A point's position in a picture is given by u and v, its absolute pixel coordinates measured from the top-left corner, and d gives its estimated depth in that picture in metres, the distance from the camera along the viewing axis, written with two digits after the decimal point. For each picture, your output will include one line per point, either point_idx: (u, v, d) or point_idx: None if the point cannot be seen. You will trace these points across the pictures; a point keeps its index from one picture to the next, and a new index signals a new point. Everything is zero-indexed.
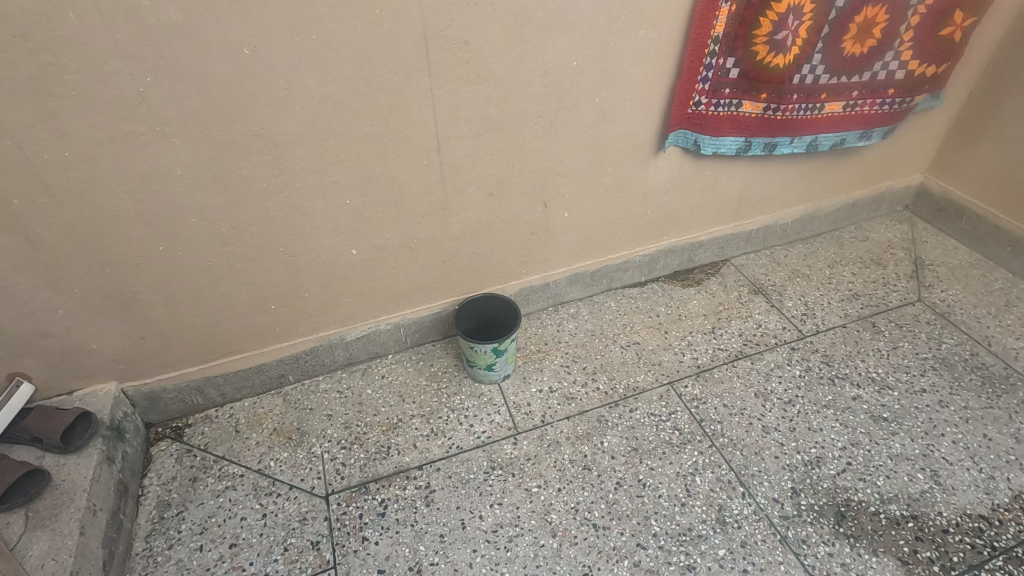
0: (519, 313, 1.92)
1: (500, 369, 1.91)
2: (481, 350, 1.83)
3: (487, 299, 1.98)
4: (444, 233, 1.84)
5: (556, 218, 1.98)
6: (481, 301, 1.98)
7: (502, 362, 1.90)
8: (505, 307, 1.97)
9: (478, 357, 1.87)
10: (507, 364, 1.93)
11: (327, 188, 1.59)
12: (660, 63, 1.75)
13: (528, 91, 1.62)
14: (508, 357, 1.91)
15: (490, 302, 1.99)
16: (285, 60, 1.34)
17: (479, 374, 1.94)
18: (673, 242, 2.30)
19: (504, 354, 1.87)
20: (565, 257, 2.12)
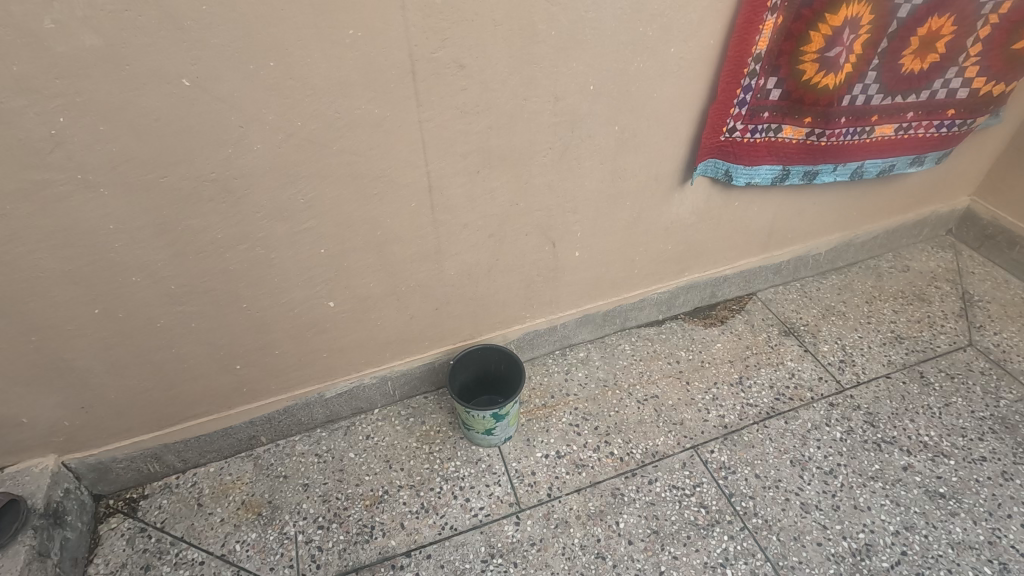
0: (523, 368, 1.68)
1: (500, 432, 1.69)
2: (478, 415, 1.60)
3: (487, 349, 1.73)
4: (437, 280, 1.59)
5: (566, 257, 1.72)
6: (481, 351, 1.73)
7: (504, 425, 1.67)
8: (508, 359, 1.72)
9: (475, 421, 1.64)
10: (509, 426, 1.70)
11: (297, 237, 1.33)
12: (690, 84, 1.48)
13: (536, 121, 1.37)
14: (510, 419, 1.68)
15: (491, 353, 1.74)
16: (236, 90, 1.08)
17: (477, 437, 1.71)
18: (695, 278, 2.05)
19: (506, 418, 1.65)
20: (575, 298, 1.87)
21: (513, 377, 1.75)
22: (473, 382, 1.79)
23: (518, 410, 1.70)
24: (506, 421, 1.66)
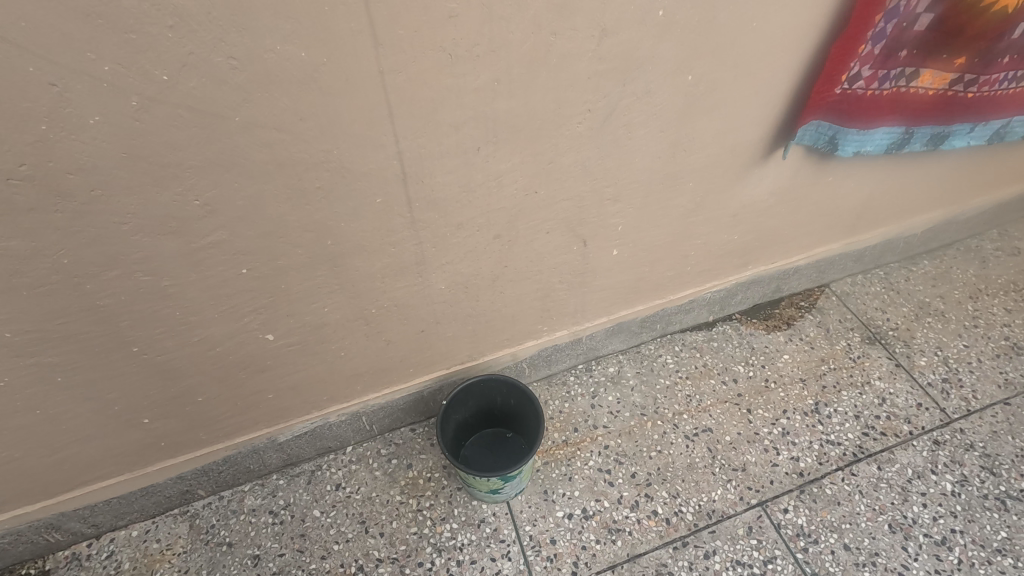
0: (540, 408, 1.26)
1: (510, 489, 1.29)
2: (484, 477, 1.19)
3: (491, 380, 1.31)
4: (421, 296, 1.13)
5: (599, 257, 1.26)
6: (482, 383, 1.32)
7: (515, 481, 1.27)
8: (519, 393, 1.31)
9: (476, 481, 1.23)
10: (522, 481, 1.30)
11: (201, 255, 0.87)
12: (803, 9, 0.96)
13: (569, 67, 0.87)
14: (524, 473, 1.28)
15: (497, 384, 1.32)
16: (32, 19, 0.58)
17: (478, 495, 1.31)
18: (758, 272, 1.59)
19: (517, 476, 1.24)
20: (607, 304, 1.43)
21: (525, 414, 1.34)
22: (473, 417, 1.39)
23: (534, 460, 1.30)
24: (518, 478, 1.26)
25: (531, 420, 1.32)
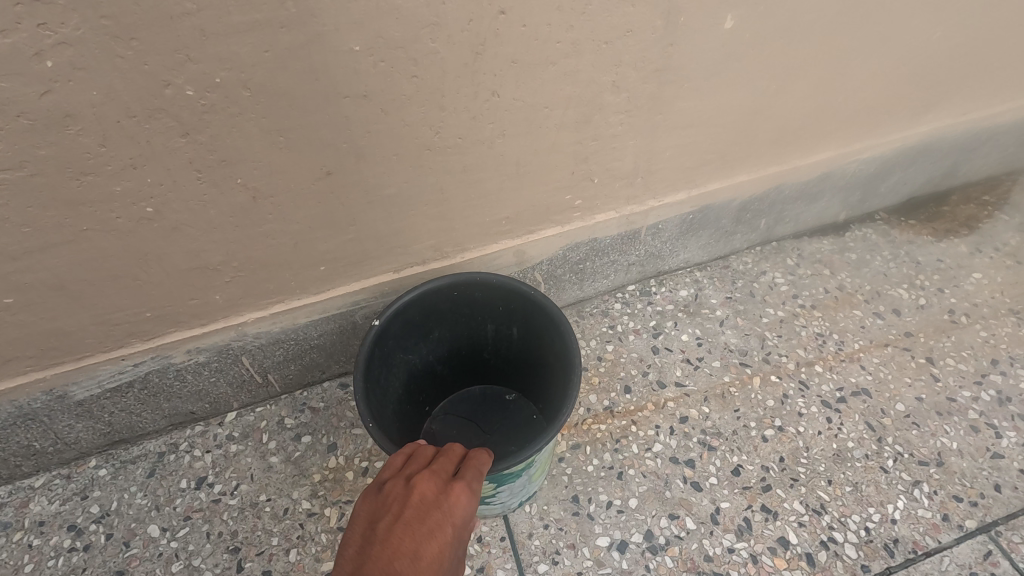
0: (569, 339, 0.62)
1: (509, 498, 0.66)
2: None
3: (475, 291, 0.67)
4: (304, 70, 0.49)
5: (695, 35, 0.62)
6: (457, 296, 0.68)
7: (519, 486, 0.64)
8: (528, 318, 0.68)
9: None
10: (531, 484, 0.67)
11: None
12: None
13: None
14: (536, 471, 0.65)
15: (487, 300, 0.69)
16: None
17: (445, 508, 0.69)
18: (937, 130, 0.94)
19: (528, 471, 0.62)
20: (688, 164, 0.79)
21: (541, 359, 0.71)
22: (443, 361, 0.77)
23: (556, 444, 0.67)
24: (525, 480, 0.64)
25: (553, 370, 0.68)
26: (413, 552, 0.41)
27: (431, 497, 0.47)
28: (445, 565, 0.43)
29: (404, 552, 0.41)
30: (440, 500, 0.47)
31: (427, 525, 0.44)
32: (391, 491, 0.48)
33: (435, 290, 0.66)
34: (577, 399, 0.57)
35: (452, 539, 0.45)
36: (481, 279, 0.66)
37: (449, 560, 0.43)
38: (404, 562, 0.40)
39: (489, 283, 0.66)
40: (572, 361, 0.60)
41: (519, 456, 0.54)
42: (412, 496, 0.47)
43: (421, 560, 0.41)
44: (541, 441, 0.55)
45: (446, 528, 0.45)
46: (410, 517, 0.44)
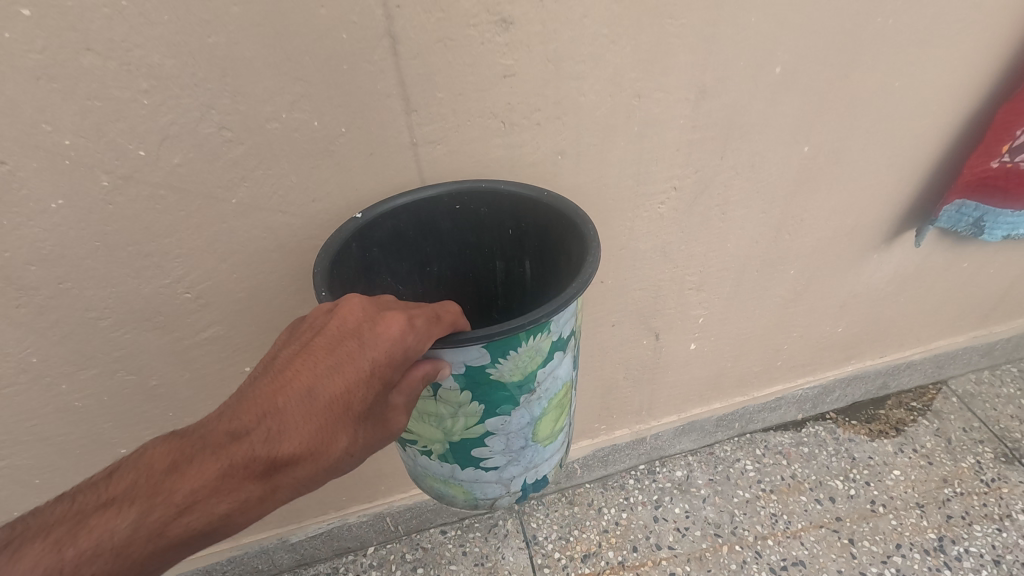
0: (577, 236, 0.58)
1: (495, 459, 0.65)
2: (444, 401, 0.58)
3: (480, 206, 0.63)
4: None
5: (673, 353, 1.04)
6: (458, 215, 0.64)
7: (521, 435, 0.64)
8: (542, 237, 0.64)
9: (430, 428, 0.61)
10: (536, 444, 0.67)
11: (195, 358, 0.71)
12: (972, 54, 0.72)
13: (655, 140, 0.67)
14: (541, 420, 0.65)
15: (494, 217, 0.65)
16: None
17: (443, 478, 0.68)
18: (865, 368, 1.32)
19: (534, 425, 0.65)
20: (677, 401, 1.20)
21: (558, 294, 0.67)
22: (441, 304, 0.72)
23: (566, 399, 0.67)
24: (527, 429, 0.64)
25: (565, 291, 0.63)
26: (308, 386, 0.47)
27: (352, 320, 0.49)
28: (349, 387, 0.48)
29: (299, 382, 0.47)
30: (362, 327, 0.49)
31: (334, 357, 0.47)
32: (315, 317, 0.50)
33: (433, 202, 0.62)
34: (587, 287, 0.54)
35: (368, 363, 0.48)
36: (486, 194, 0.63)
37: (353, 396, 0.48)
38: (289, 401, 0.46)
39: (496, 192, 0.62)
40: (586, 246, 0.56)
41: (497, 329, 0.51)
42: (333, 324, 0.49)
43: (313, 400, 0.47)
44: (532, 317, 0.52)
45: (359, 352, 0.48)
46: (318, 348, 0.48)
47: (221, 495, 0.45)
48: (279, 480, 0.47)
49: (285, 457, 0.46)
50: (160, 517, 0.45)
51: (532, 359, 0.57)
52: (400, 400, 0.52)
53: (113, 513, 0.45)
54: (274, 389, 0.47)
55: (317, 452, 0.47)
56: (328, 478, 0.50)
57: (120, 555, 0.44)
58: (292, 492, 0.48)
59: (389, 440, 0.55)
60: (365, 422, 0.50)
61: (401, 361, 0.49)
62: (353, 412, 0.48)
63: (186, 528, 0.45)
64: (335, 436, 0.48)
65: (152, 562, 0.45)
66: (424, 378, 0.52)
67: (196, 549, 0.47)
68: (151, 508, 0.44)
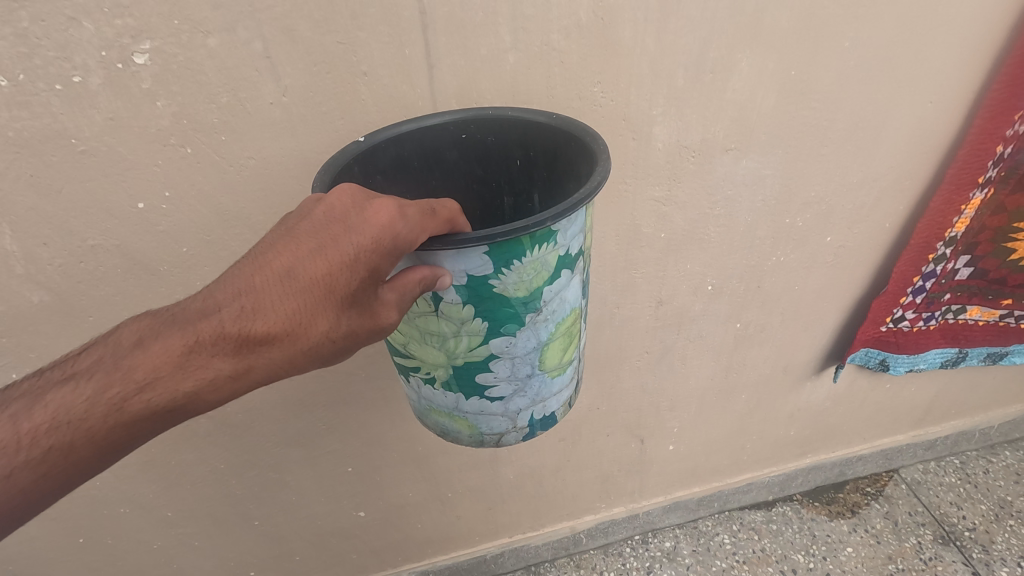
0: (591, 151, 0.57)
1: (502, 368, 0.63)
2: (447, 317, 0.58)
3: (487, 136, 0.64)
4: (491, 481, 1.28)
5: (656, 451, 1.35)
6: (466, 145, 0.64)
7: (528, 363, 0.64)
8: (553, 163, 0.64)
9: (432, 350, 0.62)
10: (543, 374, 0.67)
11: (318, 459, 1.07)
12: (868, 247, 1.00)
13: (631, 326, 1.01)
14: (549, 347, 0.65)
15: (504, 148, 0.65)
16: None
17: (449, 412, 0.68)
18: (821, 460, 1.60)
19: (543, 350, 0.64)
20: (663, 486, 1.50)
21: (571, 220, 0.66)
22: None
23: (575, 326, 0.67)
24: (534, 355, 0.64)
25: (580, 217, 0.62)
26: (286, 269, 0.49)
27: (341, 210, 0.49)
28: (330, 265, 0.49)
29: (278, 267, 0.49)
30: (350, 215, 0.49)
31: (317, 244, 0.49)
32: (303, 204, 0.50)
33: (438, 131, 0.62)
34: (602, 189, 0.52)
35: (350, 250, 0.49)
36: (495, 123, 0.63)
37: (332, 278, 0.49)
38: (267, 281, 0.49)
39: (505, 121, 0.62)
40: (598, 160, 0.55)
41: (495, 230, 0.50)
42: (321, 209, 0.49)
43: (291, 279, 0.48)
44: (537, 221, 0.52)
45: (344, 236, 0.48)
46: (300, 233, 0.49)
47: (188, 371, 0.49)
48: (253, 361, 0.50)
49: (258, 339, 0.49)
50: (121, 394, 0.49)
51: (538, 275, 0.57)
52: (393, 295, 0.52)
53: (74, 393, 0.48)
54: (251, 277, 0.49)
55: (291, 330, 0.49)
56: (308, 361, 0.52)
57: (83, 427, 0.48)
58: (264, 375, 0.51)
59: (382, 335, 0.55)
60: (350, 310, 0.51)
61: (392, 249, 0.49)
62: (334, 294, 0.50)
63: (149, 405, 0.49)
64: (313, 317, 0.50)
65: (120, 434, 0.49)
66: (421, 283, 0.53)
67: (167, 421, 0.51)
68: (114, 386, 0.48)
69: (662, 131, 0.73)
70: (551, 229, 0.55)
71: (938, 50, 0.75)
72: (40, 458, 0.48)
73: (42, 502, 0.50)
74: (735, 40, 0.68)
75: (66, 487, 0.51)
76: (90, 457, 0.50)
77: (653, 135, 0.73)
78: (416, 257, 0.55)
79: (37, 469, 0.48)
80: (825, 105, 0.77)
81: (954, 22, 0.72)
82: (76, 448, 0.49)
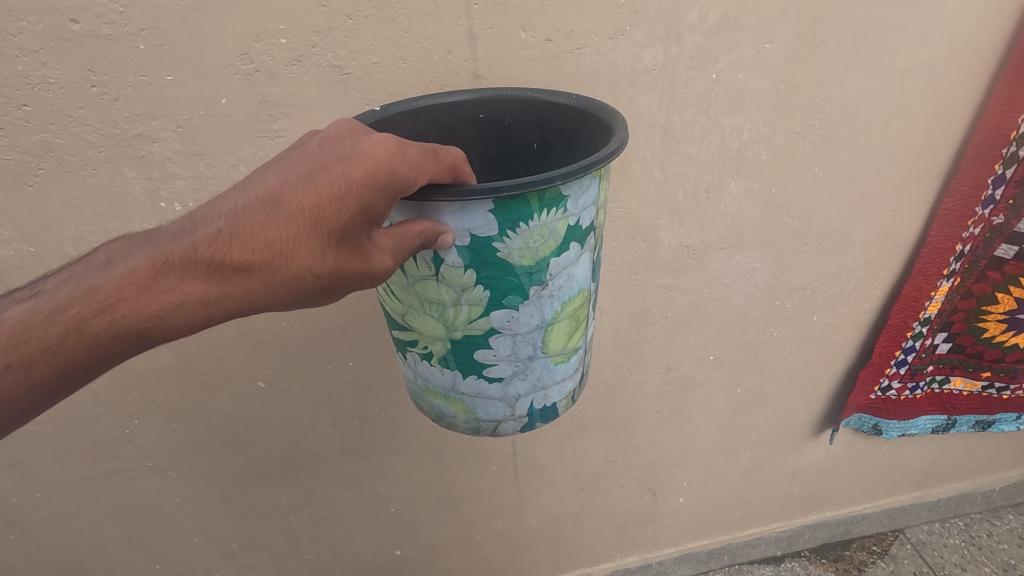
0: (608, 127, 0.60)
1: (503, 349, 0.63)
2: (447, 282, 0.58)
3: (505, 117, 0.68)
4: (514, 526, 1.40)
5: (667, 503, 1.47)
6: (482, 124, 0.69)
7: (529, 343, 0.64)
8: (568, 144, 0.67)
9: (431, 321, 0.62)
10: (545, 358, 0.66)
11: (367, 499, 1.21)
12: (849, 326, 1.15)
13: (642, 390, 1.16)
14: (552, 327, 0.64)
15: (519, 126, 0.69)
16: (302, 374, 0.95)
17: (445, 392, 0.68)
18: (826, 517, 1.69)
19: (547, 335, 0.65)
20: (675, 537, 1.60)
21: None
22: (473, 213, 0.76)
23: (582, 312, 0.67)
24: (536, 334, 0.63)
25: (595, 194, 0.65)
26: (274, 198, 0.50)
27: (339, 145, 0.51)
28: (318, 196, 0.49)
29: (267, 196, 0.50)
30: (347, 150, 0.50)
31: (309, 174, 0.50)
32: (305, 140, 0.53)
33: (457, 108, 0.66)
34: (617, 156, 0.53)
35: (338, 181, 0.49)
36: (513, 103, 0.67)
37: (319, 209, 0.49)
38: (253, 208, 0.50)
39: (523, 102, 0.66)
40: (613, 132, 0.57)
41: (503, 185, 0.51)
42: (321, 143, 0.51)
43: (277, 208, 0.49)
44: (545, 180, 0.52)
45: (336, 167, 0.49)
46: (294, 165, 0.51)
47: (166, 289, 0.50)
48: (230, 286, 0.51)
49: (240, 261, 0.50)
50: (94, 308, 0.50)
51: (544, 244, 0.57)
52: (387, 241, 0.52)
53: (49, 307, 0.50)
54: (240, 202, 0.50)
55: (272, 258, 0.50)
56: (288, 294, 0.52)
57: (54, 340, 0.50)
58: (242, 302, 0.52)
59: (372, 282, 0.55)
60: (336, 246, 0.51)
61: (384, 186, 0.50)
62: (321, 225, 0.50)
63: (119, 321, 0.50)
64: (296, 248, 0.50)
65: (98, 348, 0.51)
66: (421, 237, 0.53)
67: (137, 343, 0.52)
68: (90, 297, 0.50)
69: (667, 236, 0.91)
70: (560, 193, 0.55)
71: (890, 175, 0.92)
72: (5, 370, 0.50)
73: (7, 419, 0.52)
74: (723, 170, 0.85)
75: (31, 406, 0.53)
76: (57, 376, 0.51)
77: (660, 239, 0.91)
78: (418, 210, 0.55)
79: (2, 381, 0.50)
80: (801, 215, 0.94)
81: (901, 155, 0.90)
82: (46, 361, 0.50)
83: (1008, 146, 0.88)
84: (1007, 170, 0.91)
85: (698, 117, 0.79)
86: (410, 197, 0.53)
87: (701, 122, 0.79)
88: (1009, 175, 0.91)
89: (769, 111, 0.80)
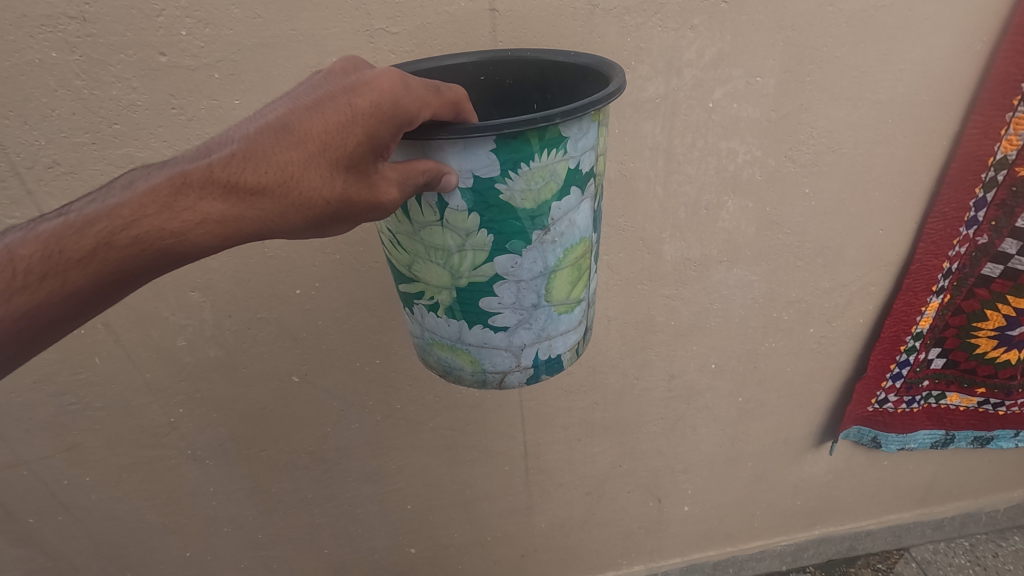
0: (604, 75, 0.65)
1: (509, 296, 0.69)
2: (452, 227, 0.63)
3: (506, 78, 0.74)
4: (523, 528, 1.46)
5: (671, 511, 1.52)
6: (485, 85, 0.75)
7: (532, 290, 0.69)
8: (567, 98, 0.74)
9: (437, 269, 0.67)
10: (548, 307, 0.71)
11: (386, 495, 1.28)
12: (845, 338, 1.21)
13: (648, 396, 1.22)
14: (555, 275, 0.69)
15: (520, 85, 0.75)
16: (333, 370, 1.04)
17: (451, 344, 0.74)
18: (829, 532, 1.72)
19: (554, 282, 0.70)
20: (680, 546, 1.64)
21: None
22: None
23: (584, 261, 0.72)
24: (540, 282, 0.69)
25: None
26: (285, 125, 0.54)
27: (346, 79, 0.56)
28: (327, 122, 0.54)
29: (279, 124, 0.55)
30: (353, 82, 0.55)
31: (318, 105, 0.55)
32: (316, 79, 0.58)
33: (460, 71, 0.72)
34: (615, 98, 0.58)
35: (346, 108, 0.54)
36: (513, 64, 0.73)
37: (329, 133, 0.54)
38: (266, 134, 0.54)
39: (523, 62, 0.73)
40: (611, 78, 0.63)
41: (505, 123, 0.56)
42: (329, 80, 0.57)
43: (289, 134, 0.54)
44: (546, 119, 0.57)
45: (343, 97, 0.54)
46: (306, 99, 0.56)
47: (183, 208, 0.54)
48: (244, 208, 0.55)
49: (253, 183, 0.54)
50: (114, 226, 0.54)
51: (545, 185, 0.62)
52: (393, 174, 0.57)
53: (71, 224, 0.54)
54: (254, 130, 0.55)
55: (284, 180, 0.54)
56: (300, 217, 0.57)
57: (74, 256, 0.54)
58: (253, 225, 0.56)
59: (381, 213, 0.59)
60: (345, 173, 0.56)
61: (389, 115, 0.54)
62: (331, 150, 0.54)
63: (136, 238, 0.54)
64: (307, 172, 0.55)
65: (118, 267, 0.55)
66: (425, 174, 0.57)
67: (155, 262, 0.56)
68: (112, 216, 0.54)
69: (670, 248, 0.99)
70: (560, 134, 0.60)
71: (877, 196, 1.00)
72: (30, 285, 0.54)
73: (33, 336, 0.57)
74: (720, 189, 0.94)
75: (53, 322, 0.57)
76: (77, 294, 0.56)
77: (662, 251, 0.99)
78: (422, 151, 0.60)
79: (30, 293, 0.54)
80: (795, 232, 1.02)
81: (887, 177, 0.98)
82: (65, 277, 0.55)
83: (987, 171, 0.96)
84: (988, 193, 0.98)
85: (697, 140, 0.88)
86: (414, 135, 0.58)
87: (700, 146, 0.88)
88: (990, 199, 0.99)
89: (762, 136, 0.89)
